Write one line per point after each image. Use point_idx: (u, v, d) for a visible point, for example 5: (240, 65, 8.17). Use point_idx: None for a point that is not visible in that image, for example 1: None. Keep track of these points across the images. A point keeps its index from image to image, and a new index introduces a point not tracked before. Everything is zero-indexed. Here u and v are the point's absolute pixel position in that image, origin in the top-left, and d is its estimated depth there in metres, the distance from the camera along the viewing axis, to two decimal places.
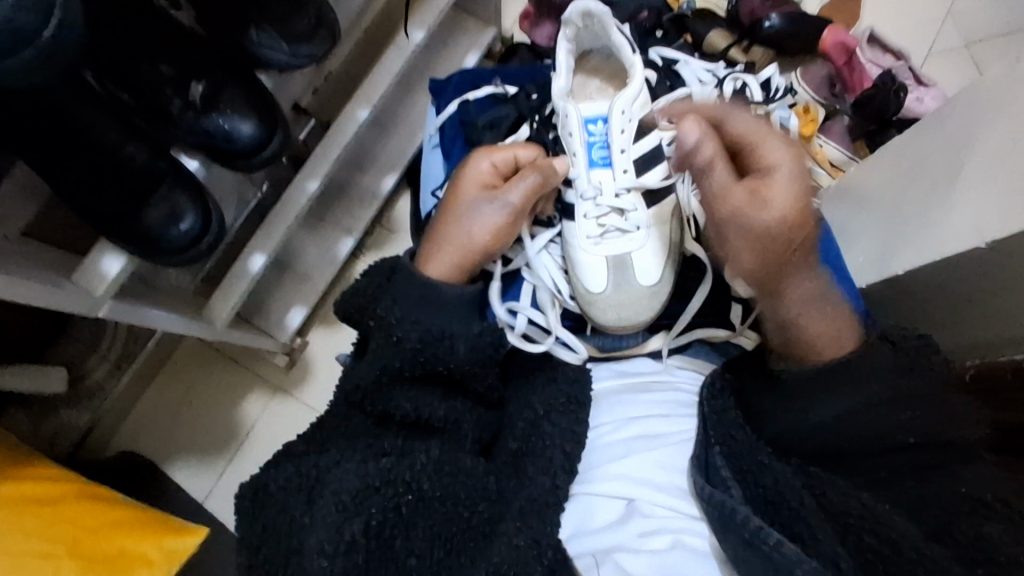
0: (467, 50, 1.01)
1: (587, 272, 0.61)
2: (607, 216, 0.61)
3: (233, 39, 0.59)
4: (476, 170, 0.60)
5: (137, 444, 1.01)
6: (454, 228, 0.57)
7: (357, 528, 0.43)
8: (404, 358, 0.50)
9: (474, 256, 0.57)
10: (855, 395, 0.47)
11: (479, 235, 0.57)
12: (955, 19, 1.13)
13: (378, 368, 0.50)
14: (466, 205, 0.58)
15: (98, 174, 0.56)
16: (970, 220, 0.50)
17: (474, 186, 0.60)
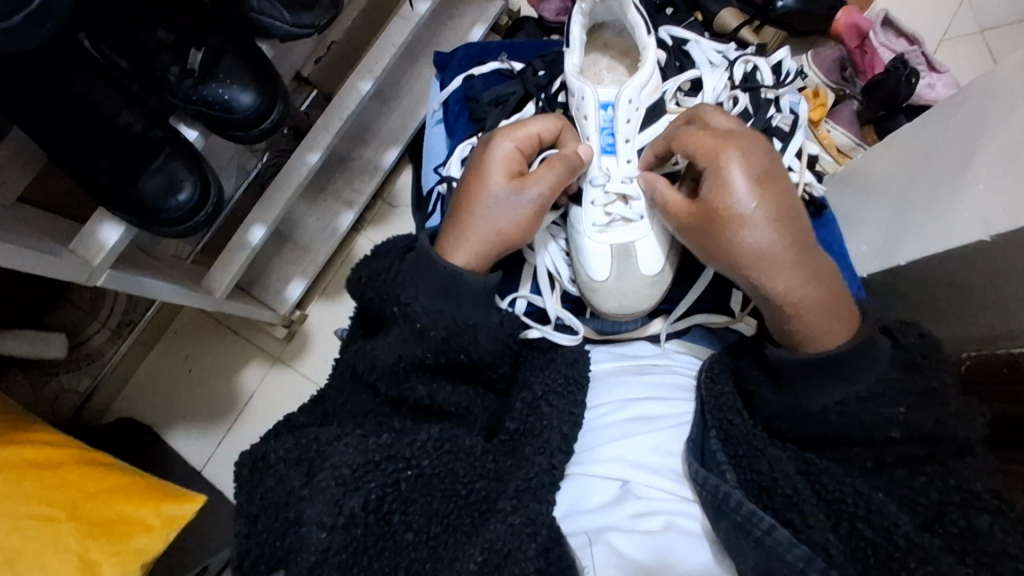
0: (473, 23, 0.98)
1: (590, 259, 0.58)
2: (613, 205, 0.58)
3: (233, 6, 0.57)
4: (497, 149, 0.56)
5: (137, 409, 1.02)
6: (482, 217, 0.53)
7: (356, 503, 0.44)
8: (427, 347, 0.51)
9: (501, 247, 0.54)
10: (849, 385, 0.47)
11: (508, 227, 0.54)
12: (970, 3, 1.10)
13: (397, 356, 0.51)
14: (491, 190, 0.54)
15: (93, 141, 0.55)
16: (981, 212, 0.49)
17: (498, 167, 0.55)
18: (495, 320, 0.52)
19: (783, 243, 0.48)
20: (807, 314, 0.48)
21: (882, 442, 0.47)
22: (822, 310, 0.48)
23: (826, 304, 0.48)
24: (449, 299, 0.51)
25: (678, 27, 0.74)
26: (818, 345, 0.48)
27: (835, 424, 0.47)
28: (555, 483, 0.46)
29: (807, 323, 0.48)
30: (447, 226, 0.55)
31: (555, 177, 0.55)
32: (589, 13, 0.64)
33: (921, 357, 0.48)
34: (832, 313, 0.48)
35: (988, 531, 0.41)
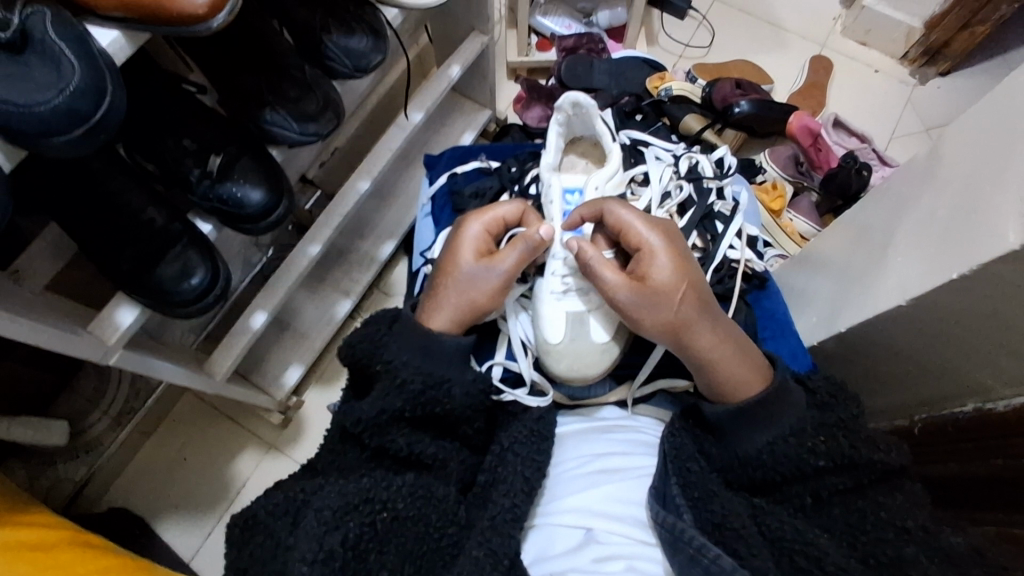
0: (463, 130, 1.11)
1: (547, 324, 0.64)
2: (572, 275, 0.65)
3: (249, 119, 0.67)
4: (466, 233, 0.64)
5: (129, 498, 1.03)
6: (456, 290, 0.60)
7: (336, 540, 0.47)
8: (405, 398, 0.55)
9: (477, 315, 0.60)
10: (774, 427, 0.53)
11: (480, 295, 0.60)
12: (913, 106, 1.23)
13: (378, 409, 0.55)
14: (461, 268, 0.61)
15: (120, 233, 0.62)
16: (900, 280, 0.55)
17: (468, 248, 0.63)
18: (472, 380, 0.57)
19: (703, 309, 0.57)
20: (729, 367, 0.56)
21: (812, 475, 0.52)
22: (738, 360, 0.56)
23: (742, 358, 0.56)
24: (431, 365, 0.56)
25: (636, 131, 0.88)
26: (741, 395, 0.55)
27: (772, 467, 0.52)
28: (520, 520, 0.50)
29: (731, 377, 0.55)
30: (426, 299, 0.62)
31: (521, 249, 0.61)
32: (565, 124, 0.73)
33: (829, 398, 0.55)
34: (745, 360, 0.56)
35: (913, 561, 0.46)
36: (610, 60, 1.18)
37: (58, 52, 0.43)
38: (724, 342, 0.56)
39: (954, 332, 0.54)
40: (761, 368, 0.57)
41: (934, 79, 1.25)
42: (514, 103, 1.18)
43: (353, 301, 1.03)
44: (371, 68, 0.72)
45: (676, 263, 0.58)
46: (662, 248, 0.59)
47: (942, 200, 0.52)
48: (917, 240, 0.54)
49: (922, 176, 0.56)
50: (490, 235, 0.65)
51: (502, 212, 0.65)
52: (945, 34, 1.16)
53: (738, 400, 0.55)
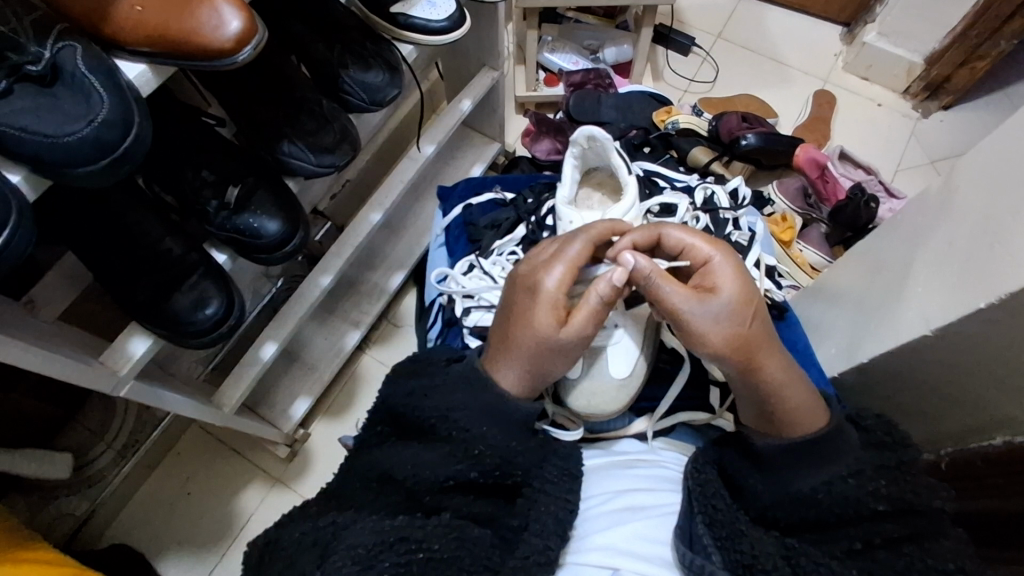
0: (474, 162, 1.12)
1: None
2: None
3: (266, 150, 0.68)
4: (539, 304, 0.55)
5: (133, 534, 1.00)
6: (530, 355, 0.55)
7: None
8: (477, 469, 0.53)
9: (545, 378, 0.57)
10: (830, 468, 0.53)
11: (547, 366, 0.56)
12: (918, 139, 1.24)
13: (446, 474, 0.52)
14: (546, 346, 0.55)
15: (137, 264, 0.63)
16: (923, 310, 0.54)
17: (544, 309, 0.55)
18: (500, 416, 0.54)
19: (765, 336, 0.55)
20: (791, 396, 0.55)
21: (867, 520, 0.50)
22: (797, 395, 0.55)
23: (802, 393, 0.55)
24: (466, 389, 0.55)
25: (648, 162, 0.89)
26: (798, 431, 0.55)
27: (827, 506, 0.51)
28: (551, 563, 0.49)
29: (794, 411, 0.55)
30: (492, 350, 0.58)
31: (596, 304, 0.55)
32: (580, 156, 0.74)
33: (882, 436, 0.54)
34: (803, 400, 0.55)
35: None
36: (617, 94, 1.19)
37: (87, 84, 0.44)
38: (789, 377, 0.55)
39: (981, 361, 0.53)
40: (819, 400, 0.56)
41: (936, 112, 1.26)
42: (524, 137, 1.19)
43: (362, 333, 1.03)
44: (387, 101, 0.73)
45: (746, 284, 0.55)
46: (724, 266, 0.56)
47: (959, 231, 0.52)
48: (936, 270, 0.54)
49: (936, 208, 0.57)
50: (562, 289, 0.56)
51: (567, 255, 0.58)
52: (946, 69, 1.18)
53: (796, 435, 0.55)
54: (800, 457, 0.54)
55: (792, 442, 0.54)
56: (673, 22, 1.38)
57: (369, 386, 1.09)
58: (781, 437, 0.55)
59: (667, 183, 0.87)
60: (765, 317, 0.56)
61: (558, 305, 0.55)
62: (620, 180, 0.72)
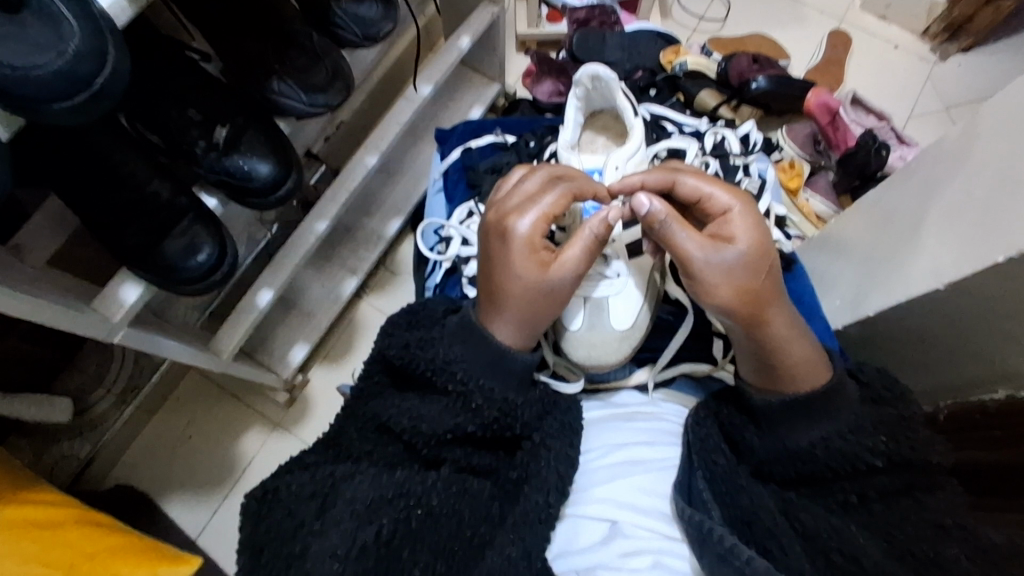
0: (472, 104, 1.08)
1: (566, 309, 0.64)
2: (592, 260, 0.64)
3: (255, 88, 0.64)
4: (516, 253, 0.53)
5: (137, 475, 1.02)
6: (525, 295, 0.53)
7: (370, 533, 0.46)
8: (478, 422, 0.53)
9: (546, 320, 0.56)
10: (831, 422, 0.52)
11: (539, 314, 0.54)
12: (932, 84, 1.19)
13: (448, 428, 0.52)
14: (532, 294, 0.53)
15: (123, 207, 0.60)
16: (933, 264, 0.53)
17: (520, 250, 0.53)
18: (501, 366, 0.53)
19: (774, 290, 0.53)
20: (793, 352, 0.53)
21: (866, 473, 0.51)
22: (800, 350, 0.53)
23: (807, 350, 0.53)
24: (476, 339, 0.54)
25: (656, 105, 0.86)
26: (797, 387, 0.53)
27: (823, 461, 0.51)
28: (552, 520, 0.49)
29: (795, 367, 0.53)
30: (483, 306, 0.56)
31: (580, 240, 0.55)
32: (584, 98, 0.71)
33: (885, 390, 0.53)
34: (807, 356, 0.53)
35: (954, 561, 0.45)
36: (623, 32, 1.14)
37: (56, 12, 0.41)
38: (792, 334, 0.53)
39: (991, 317, 0.52)
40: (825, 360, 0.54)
41: (955, 55, 1.21)
42: (525, 77, 1.14)
43: (359, 280, 1.01)
44: (381, 36, 0.69)
45: (763, 234, 0.53)
46: (739, 218, 0.54)
47: (979, 182, 0.50)
48: (951, 223, 0.52)
49: (952, 157, 0.54)
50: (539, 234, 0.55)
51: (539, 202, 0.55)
52: (970, 9, 1.12)
53: (793, 391, 0.53)
54: (800, 412, 0.52)
55: (792, 397, 0.52)
56: None
57: (366, 334, 1.08)
58: (784, 394, 0.53)
59: (676, 128, 0.84)
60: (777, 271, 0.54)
61: (532, 247, 0.54)
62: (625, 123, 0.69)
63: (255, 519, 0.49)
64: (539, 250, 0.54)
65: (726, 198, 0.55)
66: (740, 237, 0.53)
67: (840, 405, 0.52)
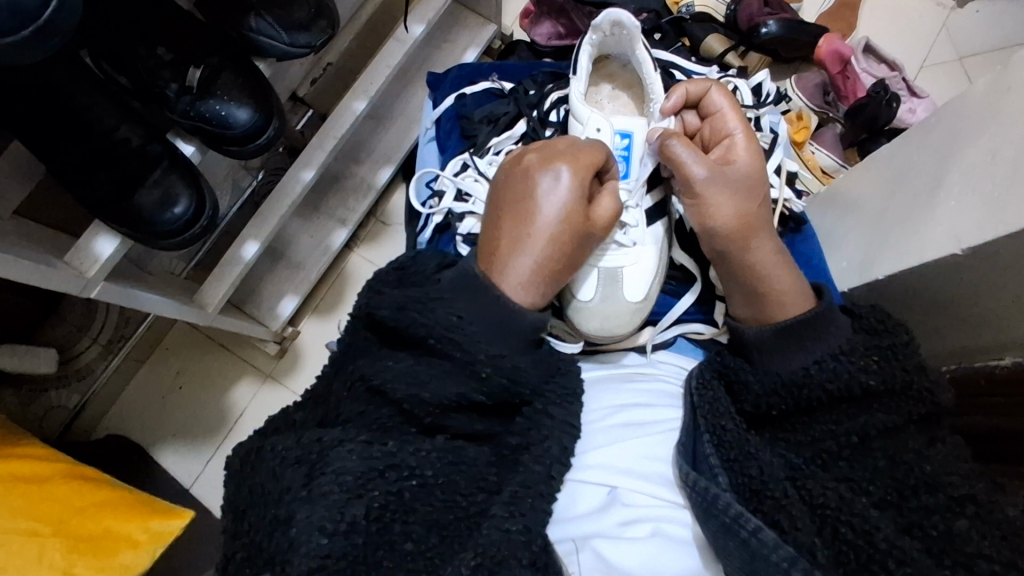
0: (467, 46, 1.02)
1: (579, 280, 0.62)
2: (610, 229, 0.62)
3: (231, 25, 0.59)
4: (546, 204, 0.55)
5: (126, 425, 1.01)
6: (556, 249, 0.54)
7: (358, 511, 0.45)
8: (473, 380, 0.50)
9: (560, 281, 0.57)
10: (822, 345, 0.52)
11: (553, 272, 0.55)
12: (948, 32, 1.14)
13: (455, 395, 0.50)
14: (557, 246, 0.55)
15: (93, 154, 0.57)
16: (953, 226, 0.51)
17: (555, 205, 0.55)
18: (492, 330, 0.52)
19: (761, 217, 0.58)
20: (778, 277, 0.56)
21: (871, 439, 0.49)
22: (789, 280, 0.56)
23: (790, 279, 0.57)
24: (476, 302, 0.52)
25: (664, 51, 0.81)
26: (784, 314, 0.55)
27: (818, 383, 0.51)
28: (553, 492, 0.47)
29: (781, 291, 0.56)
30: (494, 258, 0.55)
31: (611, 207, 0.58)
32: (599, 44, 0.68)
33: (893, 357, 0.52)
34: (795, 287, 0.56)
35: None
36: None
37: None
38: (779, 260, 0.57)
39: (1010, 283, 0.50)
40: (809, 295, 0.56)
41: (973, 1, 1.15)
42: (521, 18, 1.07)
43: (349, 231, 0.98)
44: None
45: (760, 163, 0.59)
46: (739, 147, 0.60)
47: (1008, 138, 0.48)
48: (975, 182, 0.50)
49: (980, 112, 0.51)
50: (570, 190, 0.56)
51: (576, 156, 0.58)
52: None
53: (783, 318, 0.55)
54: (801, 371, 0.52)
55: (783, 323, 0.54)
56: None
57: (357, 286, 1.06)
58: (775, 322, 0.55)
59: (684, 76, 0.80)
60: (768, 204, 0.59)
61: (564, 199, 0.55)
62: (645, 77, 0.66)
63: (240, 487, 0.48)
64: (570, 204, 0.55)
65: (732, 128, 0.61)
66: (738, 162, 0.59)
67: (849, 373, 0.50)
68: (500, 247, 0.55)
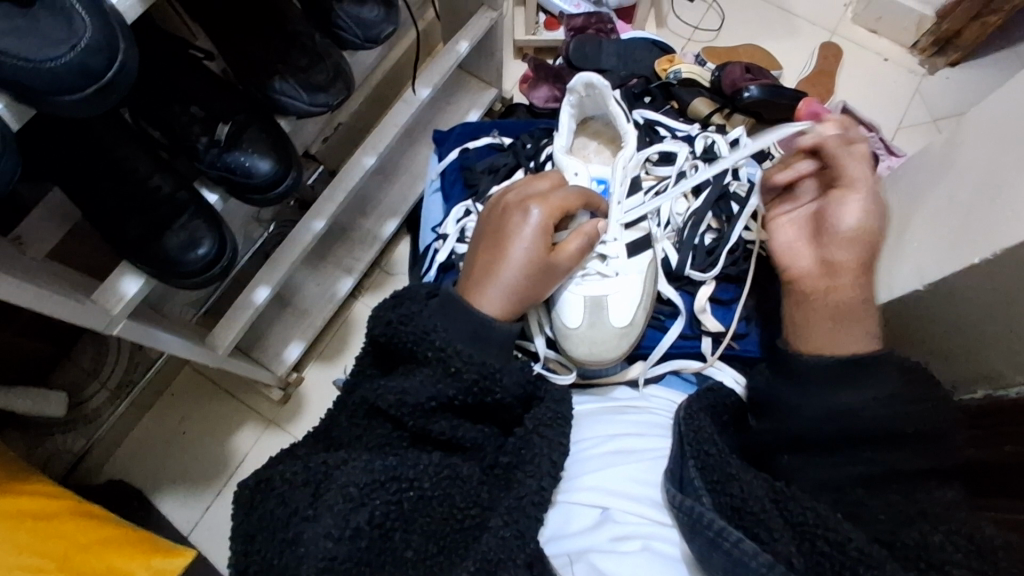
0: (470, 107, 1.09)
1: (566, 308, 0.67)
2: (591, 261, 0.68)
3: (257, 87, 0.65)
4: (523, 227, 0.60)
5: (129, 470, 1.02)
6: (525, 271, 0.58)
7: (363, 518, 0.47)
8: (457, 386, 0.53)
9: (530, 303, 0.60)
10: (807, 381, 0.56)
11: (529, 288, 0.59)
12: (921, 96, 1.22)
13: (429, 396, 0.53)
14: (536, 265, 0.59)
15: (126, 200, 0.61)
16: (916, 265, 0.56)
17: (533, 229, 0.60)
18: (493, 360, 0.55)
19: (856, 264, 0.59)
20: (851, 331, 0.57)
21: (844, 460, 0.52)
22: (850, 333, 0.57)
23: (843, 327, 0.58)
24: (471, 325, 0.55)
25: (649, 111, 0.88)
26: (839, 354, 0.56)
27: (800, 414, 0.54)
28: (544, 502, 0.50)
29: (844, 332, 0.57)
30: (476, 276, 0.59)
31: (582, 241, 0.63)
32: (577, 105, 0.74)
33: None
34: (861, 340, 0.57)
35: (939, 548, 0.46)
36: (618, 40, 1.15)
37: (70, 5, 0.42)
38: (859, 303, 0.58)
39: (975, 315, 0.54)
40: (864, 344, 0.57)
41: (943, 69, 1.23)
42: (521, 83, 1.15)
43: (355, 279, 1.02)
44: (382, 38, 0.70)
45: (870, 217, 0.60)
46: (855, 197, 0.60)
47: (960, 187, 0.53)
48: (935, 226, 0.54)
49: (939, 164, 0.57)
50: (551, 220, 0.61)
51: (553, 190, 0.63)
52: (958, 22, 1.14)
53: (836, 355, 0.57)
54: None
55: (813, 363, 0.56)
56: None
57: (360, 333, 1.10)
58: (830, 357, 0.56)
59: (669, 133, 0.86)
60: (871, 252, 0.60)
61: (544, 221, 0.60)
62: (619, 129, 0.72)
63: (248, 510, 0.51)
64: (548, 227, 0.60)
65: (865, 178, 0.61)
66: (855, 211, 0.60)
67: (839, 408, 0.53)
68: (474, 272, 0.60)
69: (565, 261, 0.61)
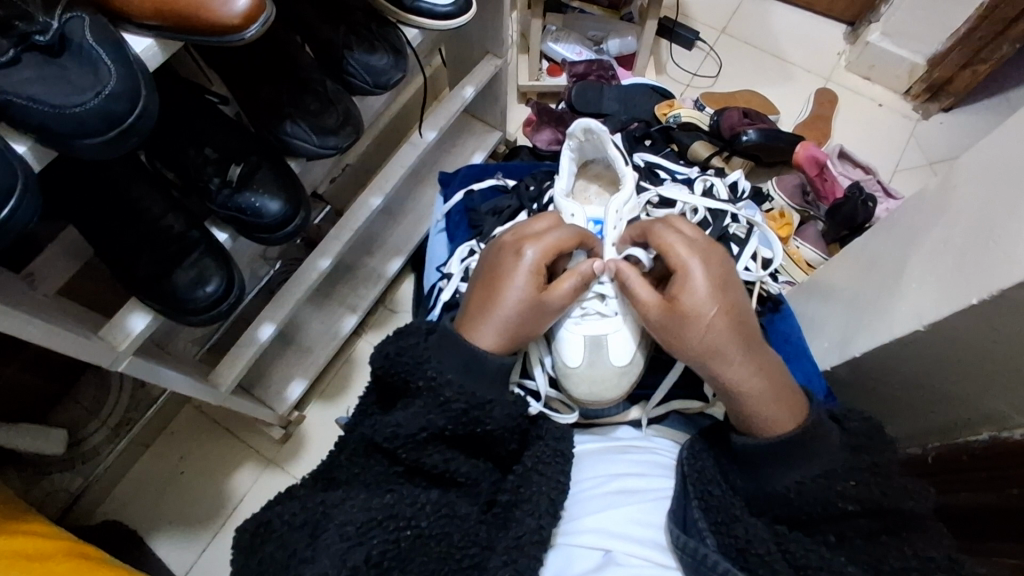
0: (474, 150, 1.12)
1: (567, 347, 0.66)
2: (591, 301, 0.67)
3: (269, 131, 0.67)
4: (519, 265, 0.60)
5: (124, 511, 1.00)
6: (519, 308, 0.58)
7: (360, 556, 0.47)
8: (448, 416, 0.54)
9: (523, 339, 0.60)
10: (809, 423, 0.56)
11: (523, 324, 0.59)
12: (916, 140, 1.24)
13: (423, 427, 0.53)
14: (528, 303, 0.59)
15: (137, 238, 0.63)
16: (915, 306, 0.56)
17: (526, 267, 0.60)
18: (495, 396, 0.55)
19: (731, 342, 0.54)
20: (761, 407, 0.53)
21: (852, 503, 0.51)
22: (770, 398, 0.53)
23: (778, 390, 0.54)
24: (469, 361, 0.55)
25: (650, 155, 0.91)
26: (771, 432, 0.53)
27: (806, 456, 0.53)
28: (544, 541, 0.50)
29: (756, 405, 0.53)
30: (471, 310, 0.60)
31: (576, 280, 0.63)
32: (577, 149, 0.76)
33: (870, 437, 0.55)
34: (787, 408, 0.53)
35: None
36: (619, 86, 1.19)
37: (96, 56, 0.44)
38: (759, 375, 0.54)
39: (977, 356, 0.54)
40: (796, 400, 0.54)
41: (937, 114, 1.26)
42: (524, 126, 1.18)
43: (358, 317, 1.03)
44: (391, 84, 0.72)
45: (725, 291, 0.55)
46: (693, 274, 0.56)
47: (954, 228, 0.54)
48: (932, 265, 0.55)
49: (932, 205, 0.58)
50: (547, 260, 0.61)
51: (551, 230, 0.64)
52: (947, 71, 1.18)
53: (770, 435, 0.53)
54: (782, 455, 0.53)
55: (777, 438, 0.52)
56: (678, 16, 1.37)
57: (362, 371, 1.10)
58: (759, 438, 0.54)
59: (669, 175, 0.88)
60: (742, 316, 0.55)
61: (539, 262, 0.61)
62: (619, 171, 0.74)
63: (248, 554, 0.50)
64: (542, 268, 0.61)
65: (685, 254, 0.57)
66: (698, 294, 0.55)
67: (843, 454, 0.53)
68: (470, 307, 0.60)
69: (562, 300, 0.61)
